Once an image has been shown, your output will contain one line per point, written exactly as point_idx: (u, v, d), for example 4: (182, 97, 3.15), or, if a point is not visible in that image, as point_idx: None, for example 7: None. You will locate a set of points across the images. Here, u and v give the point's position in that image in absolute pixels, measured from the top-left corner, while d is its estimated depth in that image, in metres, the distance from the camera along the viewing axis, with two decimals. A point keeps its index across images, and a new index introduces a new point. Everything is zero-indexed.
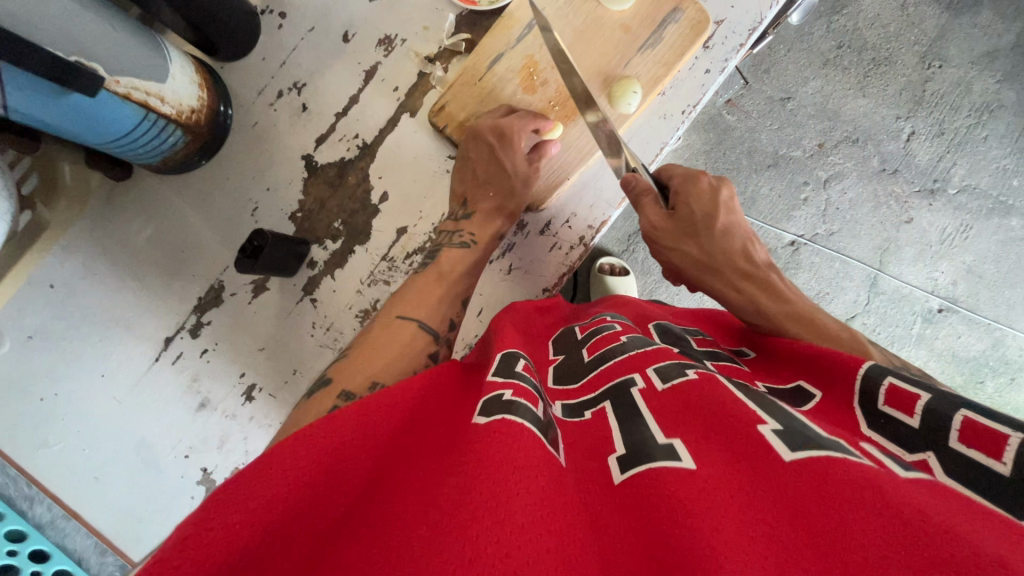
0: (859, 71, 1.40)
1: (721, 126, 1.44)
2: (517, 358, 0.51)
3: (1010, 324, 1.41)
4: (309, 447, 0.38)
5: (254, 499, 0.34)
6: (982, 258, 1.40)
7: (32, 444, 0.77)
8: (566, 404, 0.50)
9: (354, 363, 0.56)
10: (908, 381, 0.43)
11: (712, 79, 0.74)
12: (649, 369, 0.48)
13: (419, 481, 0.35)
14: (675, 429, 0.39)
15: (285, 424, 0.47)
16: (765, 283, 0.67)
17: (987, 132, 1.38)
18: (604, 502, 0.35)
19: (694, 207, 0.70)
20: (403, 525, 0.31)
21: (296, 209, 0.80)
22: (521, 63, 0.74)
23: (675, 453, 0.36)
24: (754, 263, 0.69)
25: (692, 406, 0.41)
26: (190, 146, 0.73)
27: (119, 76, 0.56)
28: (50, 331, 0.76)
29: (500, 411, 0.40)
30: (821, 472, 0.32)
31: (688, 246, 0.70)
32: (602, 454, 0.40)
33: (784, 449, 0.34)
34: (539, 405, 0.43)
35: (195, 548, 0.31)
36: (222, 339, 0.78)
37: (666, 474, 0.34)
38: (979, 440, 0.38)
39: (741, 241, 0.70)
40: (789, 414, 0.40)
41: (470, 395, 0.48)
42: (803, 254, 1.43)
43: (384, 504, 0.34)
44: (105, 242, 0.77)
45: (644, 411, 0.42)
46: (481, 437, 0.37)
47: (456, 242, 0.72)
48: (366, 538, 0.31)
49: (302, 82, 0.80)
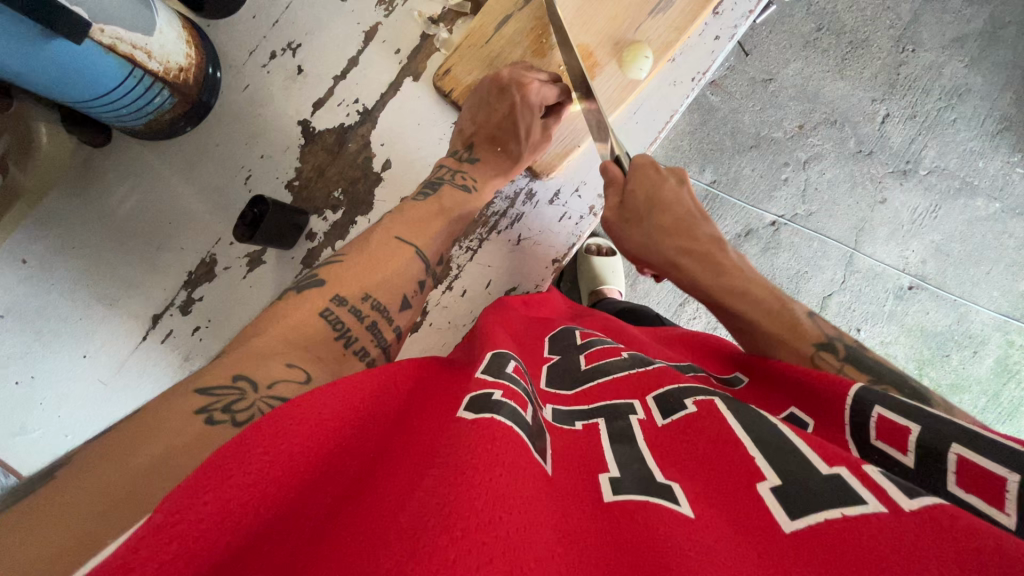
0: (838, 54, 1.43)
1: (705, 106, 1.45)
2: (506, 359, 0.49)
3: (973, 300, 1.47)
4: (300, 424, 0.34)
5: (235, 484, 0.29)
6: (949, 237, 1.45)
7: (8, 431, 0.71)
8: (557, 409, 0.49)
9: (352, 272, 0.58)
10: (896, 413, 0.42)
11: (721, 46, 0.74)
12: (648, 397, 0.47)
13: (401, 476, 0.33)
14: (675, 471, 0.38)
15: (249, 364, 0.43)
16: (710, 262, 0.66)
17: (956, 115, 1.43)
18: (590, 518, 0.34)
19: (642, 193, 0.69)
20: (393, 511, 0.29)
21: (294, 177, 0.76)
22: (530, 25, 0.73)
23: (674, 497, 0.35)
24: (701, 240, 0.67)
25: (687, 441, 0.40)
26: (176, 109, 0.70)
27: (104, 26, 0.53)
28: (24, 310, 0.72)
29: (485, 410, 0.38)
30: (821, 537, 0.30)
31: (636, 233, 0.70)
32: (593, 470, 0.39)
33: (784, 517, 0.32)
34: (528, 409, 0.41)
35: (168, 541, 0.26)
36: (216, 315, 0.75)
37: (665, 518, 0.32)
38: (976, 482, 0.36)
39: (686, 218, 0.68)
40: (782, 432, 0.39)
41: (449, 380, 0.47)
42: (783, 234, 1.44)
43: (373, 489, 0.32)
44: (88, 211, 0.74)
45: (642, 446, 0.41)
46: (463, 429, 0.36)
47: (459, 184, 0.70)
48: (362, 525, 0.29)
49: (298, 42, 0.77)
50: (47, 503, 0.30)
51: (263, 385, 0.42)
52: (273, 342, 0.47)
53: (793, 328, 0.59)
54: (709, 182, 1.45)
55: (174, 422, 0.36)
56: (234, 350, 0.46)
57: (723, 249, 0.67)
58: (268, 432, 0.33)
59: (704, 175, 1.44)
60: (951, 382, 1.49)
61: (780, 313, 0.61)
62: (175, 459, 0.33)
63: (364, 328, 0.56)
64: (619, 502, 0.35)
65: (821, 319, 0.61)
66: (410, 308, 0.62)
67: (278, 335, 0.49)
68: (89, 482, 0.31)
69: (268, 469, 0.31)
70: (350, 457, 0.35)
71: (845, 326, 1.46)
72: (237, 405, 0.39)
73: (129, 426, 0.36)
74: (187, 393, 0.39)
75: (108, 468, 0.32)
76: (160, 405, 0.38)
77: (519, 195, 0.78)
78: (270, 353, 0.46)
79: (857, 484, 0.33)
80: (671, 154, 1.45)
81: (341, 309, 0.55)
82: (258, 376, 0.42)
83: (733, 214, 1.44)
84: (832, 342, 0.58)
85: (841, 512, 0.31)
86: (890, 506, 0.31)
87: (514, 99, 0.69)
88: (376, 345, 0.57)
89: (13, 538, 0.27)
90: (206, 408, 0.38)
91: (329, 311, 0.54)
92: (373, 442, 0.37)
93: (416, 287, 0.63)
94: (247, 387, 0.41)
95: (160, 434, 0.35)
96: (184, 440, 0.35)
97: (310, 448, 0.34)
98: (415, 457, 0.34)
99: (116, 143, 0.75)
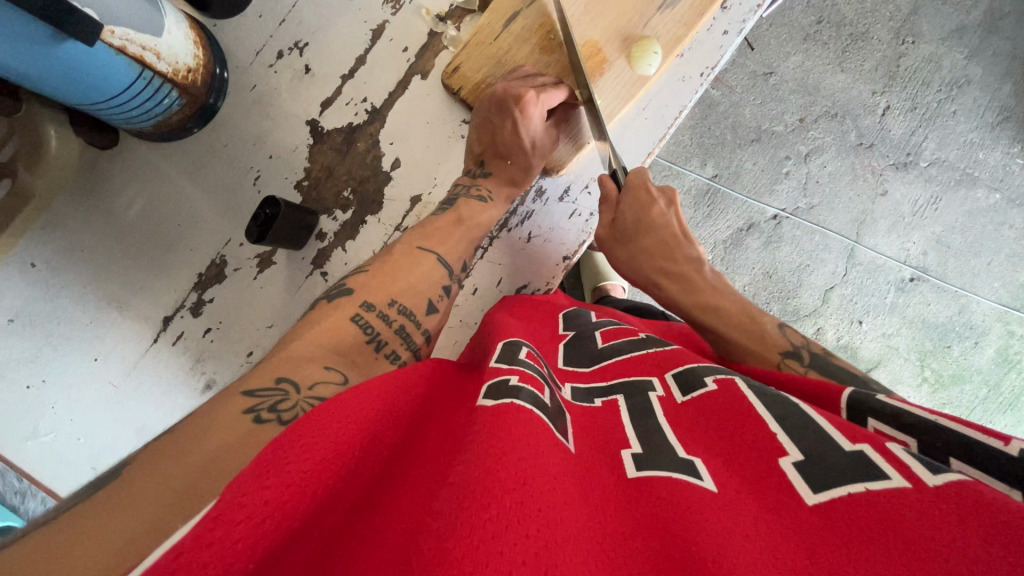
0: (838, 46, 1.43)
1: (706, 100, 1.44)
2: (519, 346, 0.50)
3: (974, 291, 1.48)
4: (342, 415, 0.34)
5: (292, 468, 0.29)
6: (950, 228, 1.46)
7: (21, 435, 0.71)
8: (576, 387, 0.50)
9: (372, 278, 0.59)
10: (892, 424, 0.41)
11: (729, 40, 0.75)
12: (667, 374, 0.48)
13: (440, 466, 0.33)
14: (694, 446, 0.38)
15: (280, 365, 0.43)
16: (685, 282, 0.66)
17: (956, 107, 1.43)
18: (614, 492, 0.34)
19: (632, 215, 0.68)
20: (434, 507, 0.29)
21: (303, 177, 0.76)
22: (538, 23, 0.72)
23: (694, 471, 0.35)
24: (679, 263, 0.67)
25: (711, 419, 0.41)
26: (184, 110, 0.70)
27: (114, 28, 0.52)
28: (34, 314, 0.72)
29: (505, 396, 0.38)
30: (846, 509, 0.29)
31: (620, 254, 0.70)
32: (616, 444, 0.39)
33: (806, 489, 0.32)
34: (546, 391, 0.42)
35: (230, 525, 0.26)
36: (226, 316, 0.75)
37: (688, 492, 0.33)
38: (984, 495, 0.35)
39: (669, 241, 0.68)
40: (804, 411, 0.39)
41: (474, 378, 0.46)
42: (785, 227, 1.44)
43: (411, 488, 0.32)
44: (96, 215, 0.74)
45: (661, 420, 0.42)
46: (496, 416, 0.36)
47: (473, 196, 0.70)
48: (402, 525, 0.29)
49: (305, 41, 0.76)
50: (106, 501, 0.30)
51: (303, 386, 0.42)
52: (305, 347, 0.47)
53: (762, 342, 0.60)
54: (711, 176, 1.44)
55: (222, 422, 0.36)
56: (273, 355, 0.46)
57: (698, 267, 0.68)
58: (312, 423, 0.32)
59: (705, 170, 1.44)
60: (952, 372, 1.50)
61: (753, 330, 0.60)
62: (226, 454, 0.33)
63: (392, 332, 0.56)
64: (642, 478, 0.35)
65: (791, 330, 0.62)
66: (436, 313, 0.62)
67: (313, 340, 0.49)
68: (145, 481, 0.31)
69: (316, 455, 0.30)
70: (387, 452, 0.35)
71: (848, 318, 1.46)
72: (282, 405, 0.39)
73: (179, 429, 0.36)
74: (233, 396, 0.39)
75: (162, 466, 0.32)
76: (208, 408, 0.38)
77: (530, 193, 0.78)
78: (309, 357, 0.46)
79: (879, 461, 0.33)
80: (673, 149, 1.45)
81: (370, 315, 0.55)
82: (299, 379, 0.42)
83: (735, 208, 1.44)
84: (797, 351, 0.59)
85: (864, 486, 0.31)
86: (914, 481, 0.30)
87: (515, 117, 0.67)
88: (405, 349, 0.57)
89: (72, 533, 0.28)
90: (253, 408, 0.38)
91: (359, 316, 0.54)
92: (408, 440, 0.37)
93: (440, 292, 0.63)
94: (290, 389, 0.41)
95: (209, 433, 0.35)
96: (233, 437, 0.35)
97: (353, 440, 0.33)
98: (452, 452, 0.34)
99: (123, 145, 0.74)
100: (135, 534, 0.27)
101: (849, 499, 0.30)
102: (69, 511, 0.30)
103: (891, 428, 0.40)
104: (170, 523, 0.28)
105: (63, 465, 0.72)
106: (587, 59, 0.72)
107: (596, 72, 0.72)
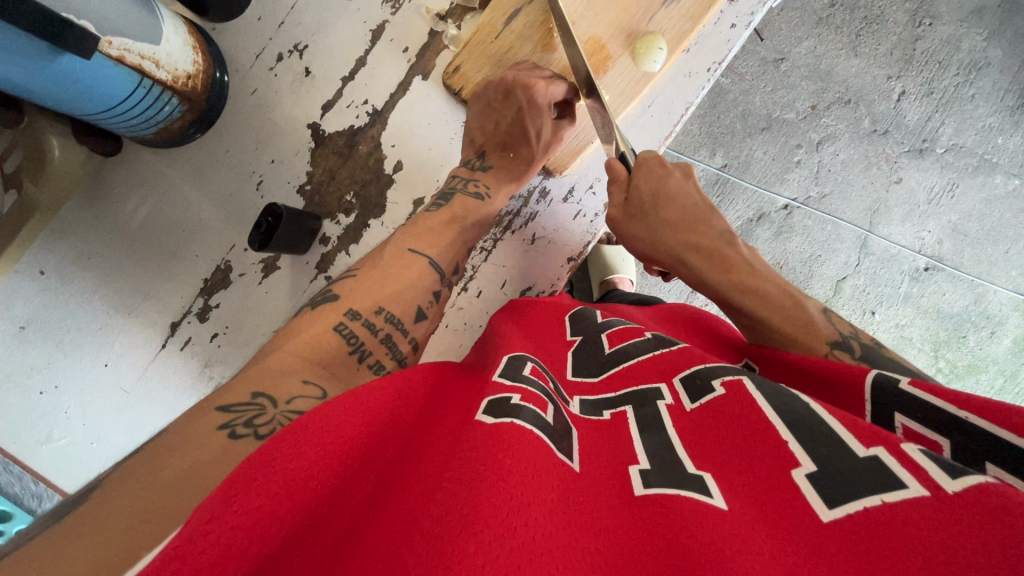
0: (851, 29, 1.38)
1: (715, 88, 1.41)
2: (524, 361, 0.49)
3: (991, 281, 1.45)
4: (316, 436, 0.34)
5: (260, 496, 0.29)
6: (967, 216, 1.43)
7: (34, 439, 0.73)
8: (584, 400, 0.50)
9: (360, 286, 0.58)
10: (920, 421, 0.40)
11: (738, 34, 0.74)
12: (675, 379, 0.48)
13: (422, 482, 0.33)
14: (705, 460, 0.38)
15: (265, 380, 0.44)
16: (717, 257, 0.64)
17: (975, 90, 1.39)
18: (624, 513, 0.34)
19: (646, 188, 0.66)
20: (412, 524, 0.30)
21: (305, 182, 0.76)
22: (539, 20, 0.70)
23: (706, 490, 0.34)
24: (709, 234, 0.65)
25: (718, 422, 0.41)
26: (186, 116, 0.70)
27: (112, 38, 0.52)
28: (44, 320, 0.73)
29: (505, 415, 0.38)
30: (861, 526, 0.29)
31: (639, 231, 0.68)
32: (623, 460, 0.39)
33: (822, 505, 0.31)
34: (549, 411, 0.42)
35: (194, 554, 0.26)
36: (233, 322, 0.75)
37: (695, 508, 0.33)
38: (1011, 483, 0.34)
39: (693, 214, 0.66)
40: (816, 412, 0.39)
41: (469, 385, 0.47)
42: (796, 217, 1.42)
43: (392, 504, 0.32)
44: (101, 222, 0.74)
45: (671, 433, 0.41)
46: (483, 435, 0.36)
47: (471, 192, 0.69)
48: (378, 545, 0.29)
49: (305, 44, 0.76)
50: (79, 522, 0.31)
51: (281, 401, 0.42)
52: (290, 360, 0.47)
53: (807, 329, 0.58)
54: (720, 166, 1.41)
55: (195, 439, 0.36)
56: (251, 367, 0.46)
57: (731, 242, 0.66)
58: (285, 445, 0.32)
59: (714, 160, 1.41)
60: (967, 363, 1.47)
61: (794, 314, 0.59)
62: (201, 470, 0.34)
63: (377, 341, 0.56)
64: (651, 497, 0.35)
65: (835, 316, 0.60)
66: (424, 319, 0.62)
67: (293, 351, 0.49)
68: (118, 502, 0.32)
69: (286, 482, 0.30)
70: (371, 467, 0.35)
71: (860, 309, 1.44)
72: (258, 420, 0.39)
73: (151, 445, 0.37)
74: (209, 411, 0.39)
75: (135, 486, 0.33)
76: (183, 423, 0.39)
77: (532, 194, 0.77)
78: (288, 370, 0.46)
79: (894, 465, 0.32)
80: (681, 138, 1.42)
81: (355, 323, 0.55)
82: (277, 393, 0.42)
83: (745, 198, 1.42)
84: (845, 341, 0.57)
85: (880, 499, 0.30)
86: (932, 489, 0.30)
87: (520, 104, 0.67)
88: (391, 358, 0.57)
89: (47, 552, 0.29)
90: (228, 423, 0.38)
91: (343, 325, 0.54)
92: (392, 454, 0.37)
93: (430, 298, 0.63)
94: (267, 403, 0.41)
95: (183, 451, 0.35)
96: (206, 456, 0.35)
97: (332, 457, 0.33)
98: (435, 465, 0.35)
99: (125, 153, 0.75)
100: (105, 558, 0.28)
101: (865, 515, 0.30)
102: (43, 535, 0.31)
103: (922, 426, 0.40)
104: (137, 547, 0.28)
105: (79, 468, 0.74)
106: (591, 55, 0.70)
107: (600, 70, 0.71)
